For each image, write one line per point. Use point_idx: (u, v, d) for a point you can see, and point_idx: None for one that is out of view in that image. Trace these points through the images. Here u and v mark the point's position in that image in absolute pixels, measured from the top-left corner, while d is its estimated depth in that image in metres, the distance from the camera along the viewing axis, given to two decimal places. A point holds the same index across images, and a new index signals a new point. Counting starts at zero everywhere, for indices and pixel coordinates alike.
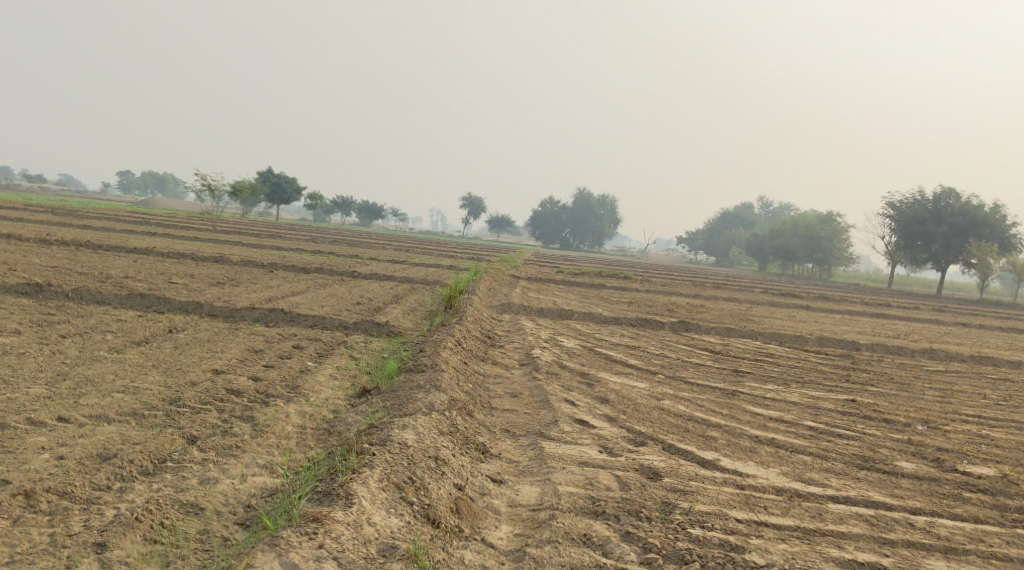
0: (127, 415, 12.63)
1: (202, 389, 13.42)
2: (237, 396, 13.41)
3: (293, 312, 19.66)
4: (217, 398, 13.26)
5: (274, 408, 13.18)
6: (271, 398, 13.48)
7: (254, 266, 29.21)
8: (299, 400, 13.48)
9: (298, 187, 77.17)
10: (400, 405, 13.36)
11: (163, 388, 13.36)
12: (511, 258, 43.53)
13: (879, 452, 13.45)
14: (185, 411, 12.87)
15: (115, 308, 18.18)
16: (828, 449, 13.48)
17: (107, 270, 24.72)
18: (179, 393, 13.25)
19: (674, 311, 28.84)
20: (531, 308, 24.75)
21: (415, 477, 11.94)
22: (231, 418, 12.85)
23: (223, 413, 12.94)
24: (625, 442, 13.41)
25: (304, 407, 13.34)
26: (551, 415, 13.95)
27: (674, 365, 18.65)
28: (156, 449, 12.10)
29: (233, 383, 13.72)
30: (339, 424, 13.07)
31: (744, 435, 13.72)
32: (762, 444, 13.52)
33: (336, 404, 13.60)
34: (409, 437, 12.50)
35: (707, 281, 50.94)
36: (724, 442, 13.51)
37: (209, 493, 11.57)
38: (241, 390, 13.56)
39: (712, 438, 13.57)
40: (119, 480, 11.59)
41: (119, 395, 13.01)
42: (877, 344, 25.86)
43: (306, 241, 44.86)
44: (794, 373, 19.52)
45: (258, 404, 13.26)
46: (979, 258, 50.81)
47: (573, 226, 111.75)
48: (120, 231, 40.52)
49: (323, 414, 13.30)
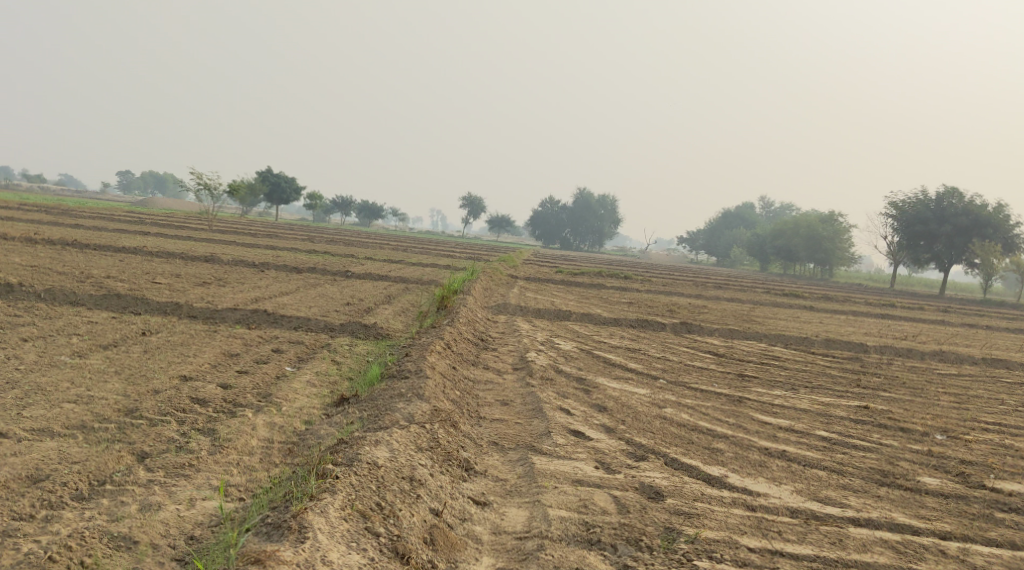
0: (74, 428, 11.75)
1: (164, 398, 12.54)
2: (202, 406, 12.52)
3: (276, 313, 18.73)
4: (180, 408, 12.37)
5: (240, 420, 12.29)
6: (239, 408, 12.59)
7: (244, 266, 28.27)
8: (269, 410, 12.61)
9: (297, 187, 76.23)
10: (377, 416, 12.46)
11: (121, 397, 12.48)
12: (509, 258, 42.59)
13: (899, 466, 12.54)
14: (140, 424, 11.98)
15: (87, 310, 17.25)
16: (844, 463, 12.57)
17: (88, 270, 23.79)
18: (136, 402, 12.37)
19: (675, 312, 27.87)
20: (528, 308, 23.84)
21: (384, 503, 11.04)
22: (190, 431, 11.97)
23: (183, 425, 12.06)
24: (625, 456, 12.50)
25: (273, 417, 12.47)
26: (544, 426, 13.05)
27: (676, 370, 17.73)
28: (97, 469, 11.23)
29: (200, 391, 12.83)
30: (310, 438, 12.19)
31: (753, 448, 12.82)
32: (774, 458, 12.61)
33: (310, 414, 12.72)
34: (382, 455, 11.58)
35: (707, 281, 49.96)
36: (731, 455, 12.60)
37: (148, 523, 10.70)
38: (207, 398, 12.67)
39: (718, 452, 12.67)
40: (46, 507, 10.74)
41: (69, 406, 12.12)
42: (885, 346, 24.90)
43: (302, 241, 44.00)
44: (802, 377, 18.57)
45: (223, 415, 12.37)
46: (982, 258, 49.92)
47: (573, 226, 110.80)
48: (109, 230, 39.64)
49: (294, 425, 12.42)
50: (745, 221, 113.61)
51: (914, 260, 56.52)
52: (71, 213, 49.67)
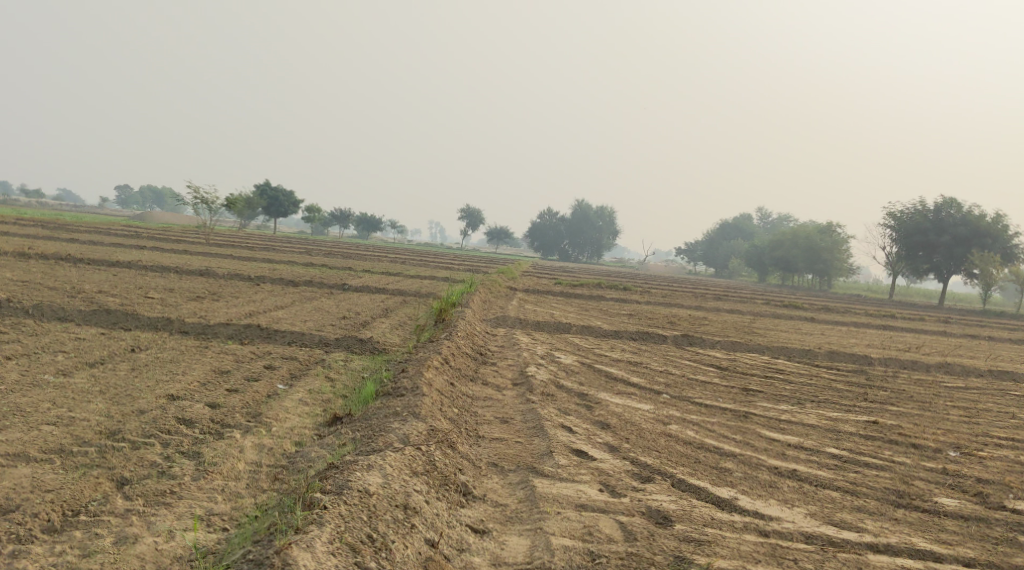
0: (52, 453, 11.36)
1: (148, 419, 12.14)
2: (188, 427, 12.11)
3: (270, 328, 18.27)
4: (164, 430, 11.96)
5: (227, 443, 11.88)
6: (227, 429, 12.17)
7: (239, 280, 27.87)
8: (258, 431, 12.20)
9: (295, 201, 75.81)
10: (370, 437, 12.03)
11: (104, 418, 12.07)
12: (507, 270, 42.22)
13: (915, 486, 12.12)
14: (122, 447, 11.58)
15: (76, 325, 16.83)
16: (859, 483, 12.14)
17: (80, 285, 23.38)
18: (119, 423, 11.97)
19: (676, 324, 27.41)
20: (527, 321, 23.42)
21: (376, 534, 10.62)
22: (173, 455, 11.57)
23: (167, 448, 11.66)
24: (630, 477, 12.08)
25: (262, 439, 12.06)
26: (545, 446, 12.62)
27: (679, 384, 17.29)
28: (71, 498, 10.85)
29: (186, 411, 12.40)
30: (300, 461, 11.77)
31: (763, 467, 12.39)
32: (784, 478, 12.18)
33: (301, 435, 12.32)
34: (374, 481, 11.14)
35: (707, 292, 49.55)
36: (741, 475, 12.18)
37: (122, 557, 10.33)
38: (194, 419, 12.26)
39: (727, 472, 12.24)
40: (15, 541, 10.38)
41: (47, 429, 11.72)
42: (890, 359, 24.49)
43: (299, 254, 43.54)
44: (808, 391, 18.13)
45: (209, 437, 11.95)
46: (981, 269, 49.55)
47: (572, 238, 110.35)
48: (105, 244, 39.27)
49: (283, 448, 12.01)
50: (743, 232, 113.24)
51: (914, 270, 56.09)
52: (68, 228, 49.33)
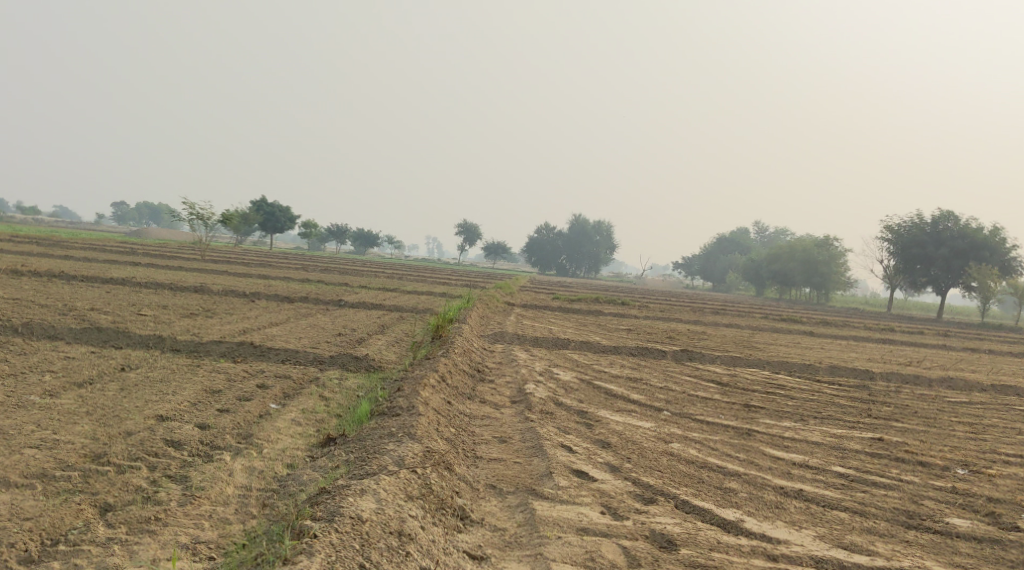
0: (33, 478, 11.08)
1: (135, 440, 11.85)
2: (176, 449, 11.83)
3: (264, 345, 17.97)
4: (152, 452, 11.67)
5: (216, 466, 11.60)
6: (216, 451, 11.89)
7: (234, 297, 27.58)
8: (248, 453, 11.92)
9: (292, 217, 75.57)
10: (364, 460, 11.74)
11: (90, 440, 11.78)
12: (504, 285, 41.96)
13: (925, 506, 11.84)
14: (107, 471, 11.29)
15: (66, 344, 16.53)
16: (867, 503, 11.86)
17: (72, 302, 23.09)
18: (105, 446, 11.68)
19: (675, 339, 27.14)
20: (525, 337, 23.14)
21: (370, 563, 10.32)
22: (160, 480, 11.29)
23: (153, 473, 11.37)
24: (633, 499, 11.78)
25: (253, 462, 11.78)
26: (545, 466, 12.34)
27: (680, 401, 17.00)
28: (51, 526, 10.57)
29: (175, 433, 12.12)
30: (291, 485, 11.48)
31: (768, 487, 12.10)
32: (791, 499, 11.90)
33: (293, 457, 12.03)
34: (368, 507, 10.84)
35: (705, 307, 49.28)
36: (746, 496, 11.89)
37: None
38: (182, 440, 11.97)
39: (732, 492, 11.95)
40: None
41: (30, 452, 11.43)
42: (891, 373, 24.21)
43: (295, 270, 43.26)
44: (811, 407, 17.84)
45: (198, 460, 11.67)
46: (979, 282, 49.36)
47: (569, 252, 110.01)
48: (99, 261, 38.99)
49: (274, 470, 11.72)
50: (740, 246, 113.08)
51: (911, 283, 55.88)
52: (62, 244, 49.03)
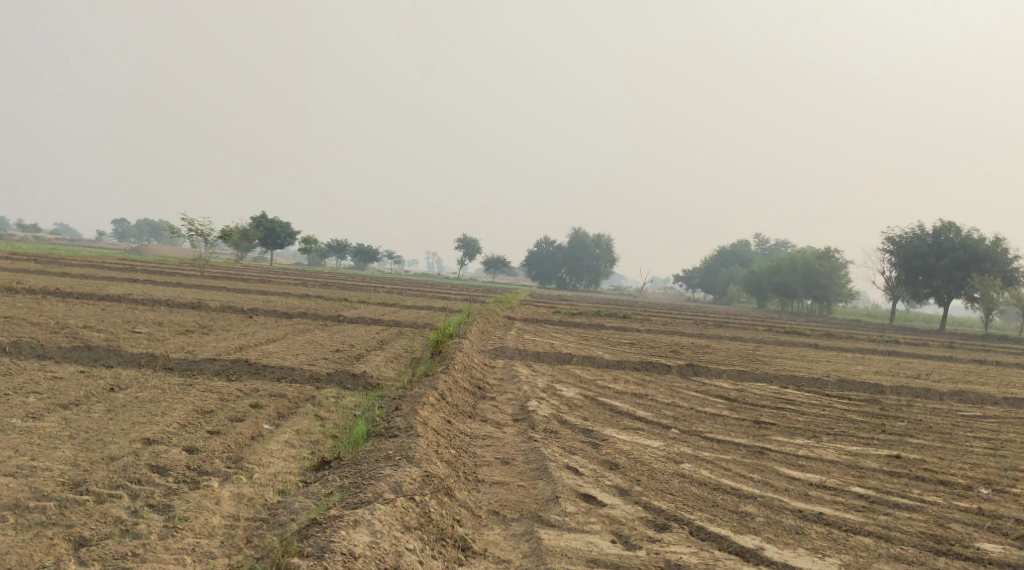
0: (5, 510, 10.57)
1: (118, 467, 11.35)
2: (161, 475, 11.34)
3: (259, 363, 17.44)
4: (135, 479, 11.18)
5: (202, 494, 11.10)
6: (203, 477, 11.39)
7: (232, 313, 27.09)
8: (237, 479, 11.42)
9: (292, 233, 75.03)
10: (359, 486, 11.24)
11: (71, 467, 11.29)
12: (504, 299, 41.38)
13: (953, 529, 11.31)
14: (85, 501, 10.79)
15: (54, 364, 16.01)
16: (891, 527, 11.32)
17: (64, 320, 22.59)
18: (85, 473, 11.18)
19: (679, 353, 26.59)
20: (527, 352, 22.63)
21: None
22: (141, 509, 10.78)
23: (135, 502, 10.87)
24: (644, 525, 11.26)
25: (242, 488, 11.28)
26: (550, 490, 11.82)
27: (688, 418, 16.45)
28: (19, 564, 10.05)
29: (161, 457, 11.62)
30: (282, 514, 10.97)
31: (786, 511, 11.57)
32: (810, 523, 11.37)
33: (285, 482, 11.54)
34: (361, 541, 10.33)
35: (707, 320, 48.68)
36: (763, 521, 11.36)
37: None
38: (168, 466, 11.48)
39: (749, 517, 11.42)
40: None
41: (5, 481, 10.93)
42: (901, 387, 23.65)
43: (294, 286, 42.79)
44: (822, 423, 17.29)
45: (184, 488, 11.18)
46: (982, 292, 48.85)
47: (569, 266, 109.38)
48: (97, 278, 38.48)
49: (265, 498, 11.22)
50: (741, 259, 112.52)
51: (913, 294, 55.33)
52: (60, 262, 48.57)
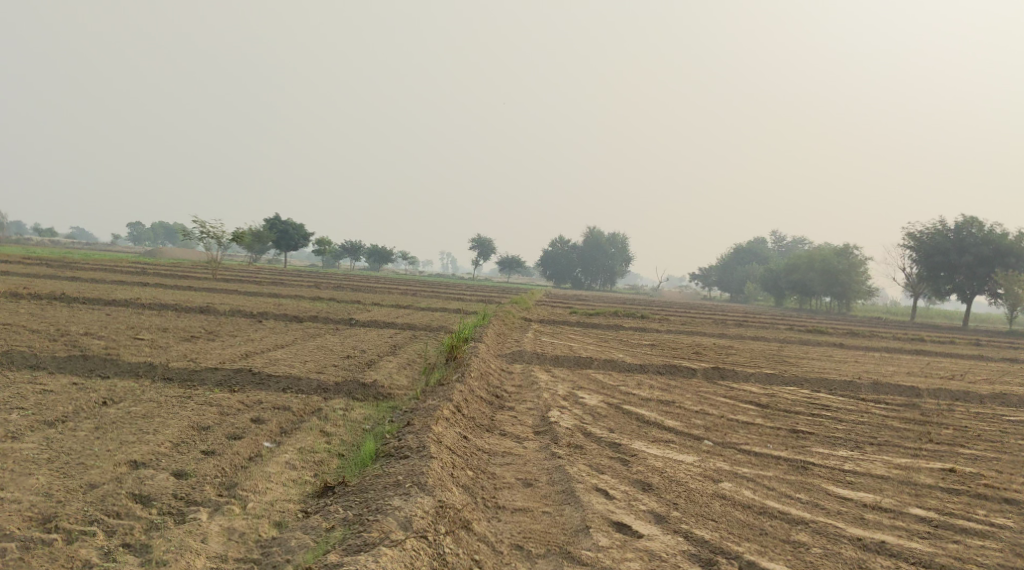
0: None
1: (95, 497, 10.55)
2: (144, 507, 10.54)
3: (262, 371, 16.43)
4: (113, 514, 10.39)
5: (186, 530, 10.29)
6: (190, 509, 10.59)
7: (241, 318, 26.14)
8: (228, 510, 10.61)
9: (305, 234, 74.07)
10: (364, 523, 10.39)
11: (45, 497, 10.49)
12: (518, 299, 40.21)
13: None
14: (54, 541, 10.02)
15: (46, 375, 15.04)
16: (962, 559, 10.39)
17: (66, 326, 21.67)
18: (58, 506, 10.39)
19: (703, 356, 25.45)
20: (545, 355, 21.60)
21: None
22: (115, 551, 10.01)
23: (109, 542, 10.10)
24: (689, 561, 10.32)
25: (234, 522, 10.47)
26: (579, 519, 10.88)
27: (720, 428, 15.39)
28: None
29: (146, 484, 10.81)
30: (276, 553, 10.16)
31: (844, 540, 10.62)
32: (873, 555, 10.44)
33: (283, 514, 10.70)
34: None
35: (726, 319, 47.58)
36: (820, 553, 10.44)
37: None
38: (153, 495, 10.68)
39: (803, 549, 10.47)
40: None
41: None
42: (937, 389, 22.56)
43: (307, 288, 41.86)
44: (863, 432, 16.18)
45: (167, 522, 10.38)
46: (1006, 287, 47.39)
47: (584, 266, 108.37)
48: (107, 282, 37.65)
49: (258, 533, 10.41)
50: (756, 256, 111.10)
51: (935, 291, 53.89)
52: (71, 266, 47.78)
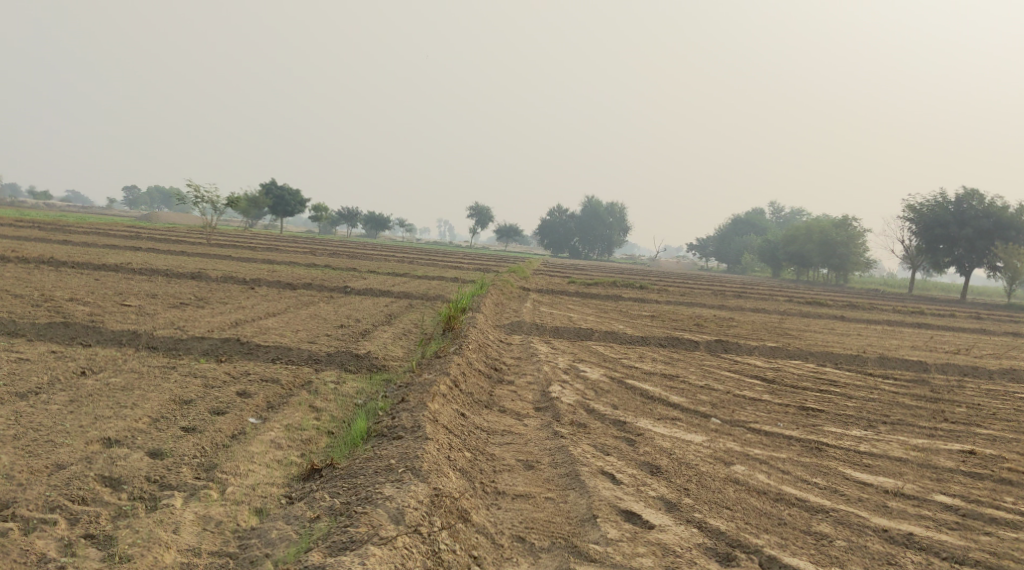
0: None
1: (60, 480, 9.95)
2: (114, 491, 9.95)
3: (251, 340, 15.75)
4: (77, 500, 9.79)
5: (157, 519, 9.69)
6: (164, 495, 9.98)
7: (233, 284, 25.42)
8: (206, 496, 10.00)
9: (302, 200, 73.07)
10: (352, 514, 9.78)
11: (8, 479, 9.88)
12: (517, 268, 39.53)
13: None
14: (13, 531, 9.42)
15: (25, 344, 14.35)
16: (994, 552, 9.89)
17: (51, 291, 20.92)
18: (19, 490, 9.79)
19: (704, 328, 24.80)
20: (544, 326, 20.94)
21: None
22: (79, 543, 9.42)
23: (71, 532, 9.51)
24: (705, 557, 9.75)
25: (211, 510, 9.86)
26: (585, 507, 10.31)
27: (727, 404, 14.78)
28: None
29: (117, 466, 10.20)
30: (255, 546, 9.57)
31: (868, 533, 10.08)
32: (901, 550, 9.90)
33: (265, 500, 10.10)
34: None
35: (726, 290, 46.88)
36: (844, 546, 9.90)
37: None
38: (124, 478, 10.08)
39: (824, 543, 9.92)
40: None
41: None
42: (944, 363, 21.95)
43: (303, 254, 41.04)
44: (875, 410, 15.57)
45: (138, 510, 9.79)
46: (1005, 261, 46.69)
47: (583, 234, 107.54)
48: (98, 246, 36.86)
49: (237, 522, 9.81)
50: (755, 226, 110.27)
51: (934, 264, 53.19)
52: (64, 229, 46.95)
